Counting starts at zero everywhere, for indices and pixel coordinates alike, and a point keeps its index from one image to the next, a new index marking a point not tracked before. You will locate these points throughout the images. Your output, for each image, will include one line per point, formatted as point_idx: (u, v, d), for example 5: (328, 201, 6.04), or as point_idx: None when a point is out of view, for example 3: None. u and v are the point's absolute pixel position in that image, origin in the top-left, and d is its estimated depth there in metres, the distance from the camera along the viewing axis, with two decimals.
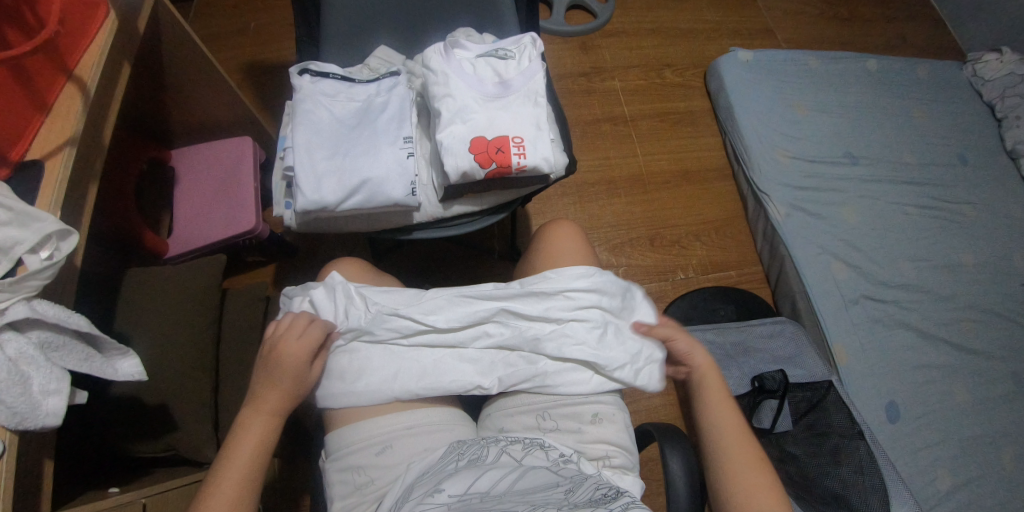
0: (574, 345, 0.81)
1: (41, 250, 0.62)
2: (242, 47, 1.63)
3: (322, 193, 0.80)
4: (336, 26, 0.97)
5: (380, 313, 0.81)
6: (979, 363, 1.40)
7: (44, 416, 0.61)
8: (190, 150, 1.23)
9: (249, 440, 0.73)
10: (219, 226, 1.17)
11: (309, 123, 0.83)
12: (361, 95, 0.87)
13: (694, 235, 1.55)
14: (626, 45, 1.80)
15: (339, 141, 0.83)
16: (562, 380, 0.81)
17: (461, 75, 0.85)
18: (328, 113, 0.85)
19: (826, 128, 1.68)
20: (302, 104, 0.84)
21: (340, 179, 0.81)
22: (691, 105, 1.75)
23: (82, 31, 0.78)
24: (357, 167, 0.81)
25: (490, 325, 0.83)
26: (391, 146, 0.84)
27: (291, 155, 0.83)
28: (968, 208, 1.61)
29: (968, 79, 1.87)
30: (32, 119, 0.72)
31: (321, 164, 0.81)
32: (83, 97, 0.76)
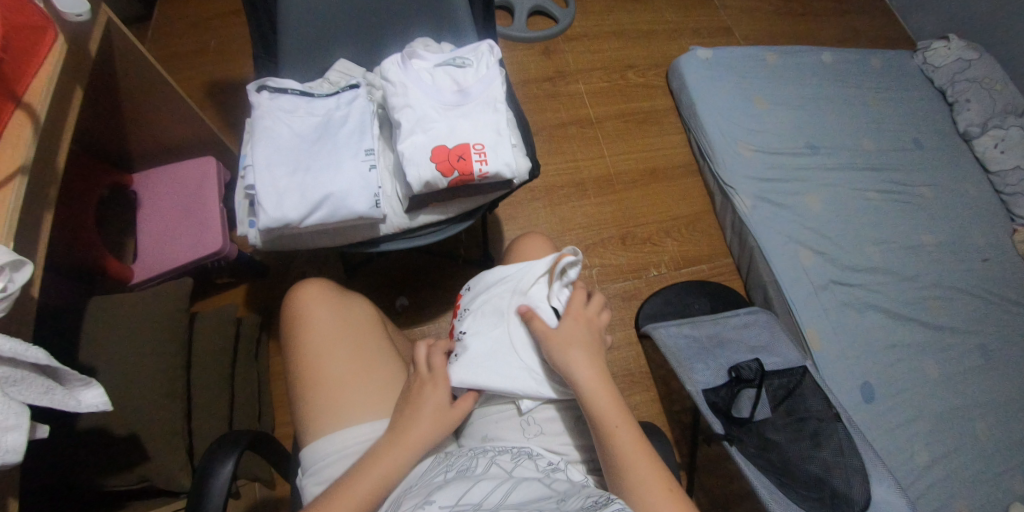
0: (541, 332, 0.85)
1: None
2: (202, 67, 1.62)
3: (285, 210, 0.79)
4: (294, 41, 0.96)
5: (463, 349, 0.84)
6: (947, 339, 1.44)
7: (4, 453, 0.59)
8: (152, 174, 1.21)
9: (363, 486, 0.73)
10: (185, 249, 1.15)
11: (268, 139, 0.82)
12: (322, 109, 0.87)
13: (664, 232, 1.57)
14: (589, 48, 1.82)
15: (300, 157, 0.82)
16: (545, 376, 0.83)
17: (419, 86, 0.85)
18: (288, 128, 0.84)
19: (786, 120, 1.72)
20: (261, 121, 0.83)
21: (302, 195, 0.80)
22: (655, 104, 1.77)
23: (29, 57, 0.76)
24: (319, 183, 0.81)
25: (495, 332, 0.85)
26: (353, 159, 0.83)
27: (251, 172, 0.81)
28: (926, 191, 1.66)
29: (919, 67, 1.93)
30: None
31: (283, 181, 0.80)
32: (33, 124, 0.74)
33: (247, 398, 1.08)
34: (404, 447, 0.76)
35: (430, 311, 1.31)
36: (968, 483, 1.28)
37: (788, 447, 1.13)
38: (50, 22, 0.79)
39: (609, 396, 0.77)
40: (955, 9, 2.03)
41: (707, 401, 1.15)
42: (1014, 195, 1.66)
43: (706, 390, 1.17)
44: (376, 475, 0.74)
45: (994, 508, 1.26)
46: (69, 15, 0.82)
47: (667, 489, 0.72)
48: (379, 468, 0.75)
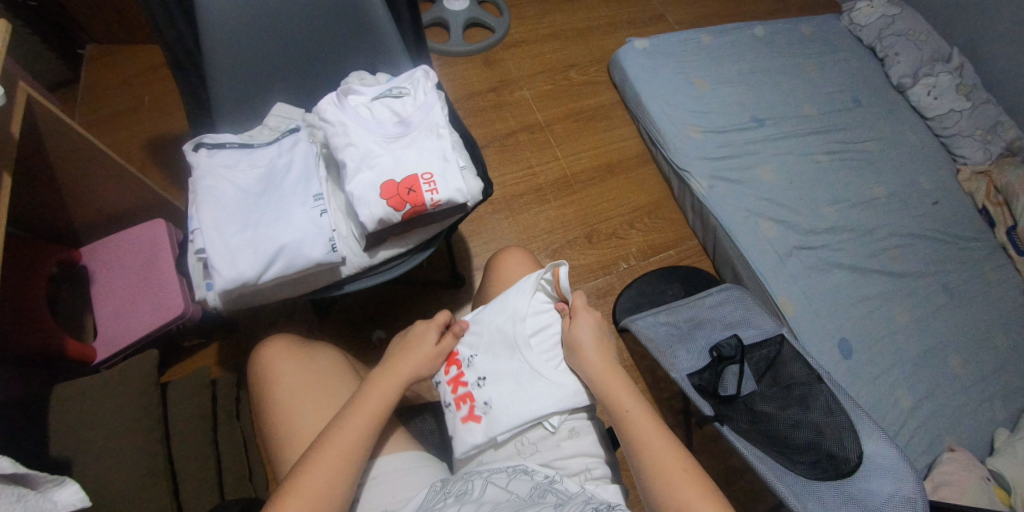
0: (553, 349, 0.86)
1: None
2: (140, 125, 1.58)
3: (240, 269, 0.77)
4: (229, 93, 0.94)
5: (485, 390, 0.84)
6: (911, 284, 1.49)
7: None
8: (100, 244, 1.18)
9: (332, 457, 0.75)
10: (146, 318, 1.12)
11: (213, 198, 0.81)
12: (263, 159, 0.85)
13: (629, 224, 1.58)
14: (528, 54, 1.84)
15: (249, 212, 0.81)
16: (569, 386, 0.84)
17: (359, 122, 0.84)
18: (231, 184, 0.82)
19: (728, 97, 1.76)
20: (202, 180, 0.81)
21: (256, 251, 0.78)
22: (601, 100, 1.80)
23: None
24: (271, 235, 0.79)
25: (511, 364, 0.84)
26: (303, 207, 0.82)
27: (200, 236, 0.79)
28: (870, 145, 1.72)
29: (846, 27, 2.00)
30: None
31: (234, 239, 0.79)
32: None
33: (233, 460, 1.05)
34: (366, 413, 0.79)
35: None
36: (952, 419, 1.32)
37: (779, 416, 1.14)
38: None
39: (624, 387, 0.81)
40: None
41: (693, 385, 1.17)
42: (952, 136, 1.72)
43: (689, 375, 1.19)
44: (357, 424, 0.78)
45: (978, 438, 1.31)
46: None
47: (686, 469, 0.75)
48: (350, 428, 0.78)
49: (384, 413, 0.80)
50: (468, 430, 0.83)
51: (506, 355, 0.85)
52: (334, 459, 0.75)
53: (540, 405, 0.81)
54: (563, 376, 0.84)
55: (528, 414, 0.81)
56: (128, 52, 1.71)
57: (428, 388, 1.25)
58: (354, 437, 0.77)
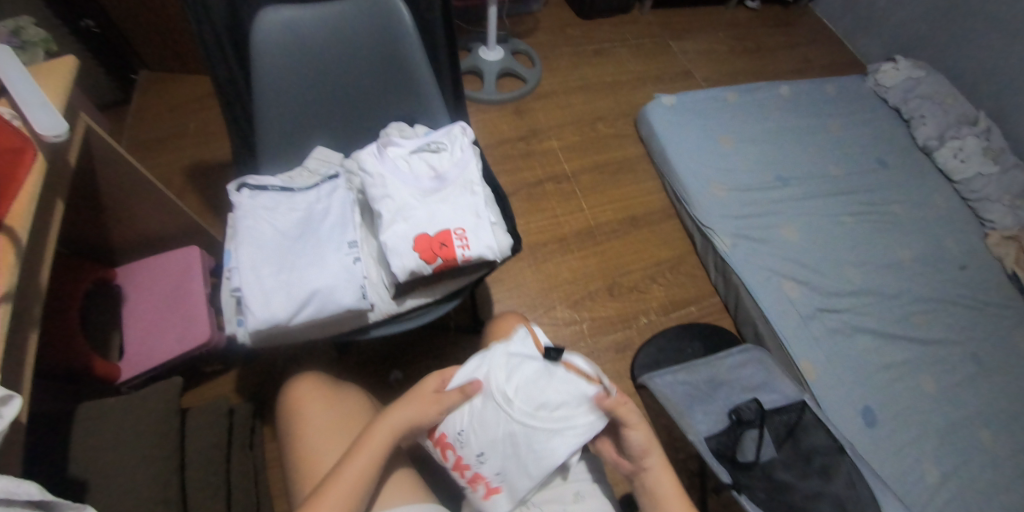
0: (539, 397, 0.84)
1: None
2: (181, 153, 1.64)
3: (272, 310, 0.79)
4: (273, 133, 0.96)
5: (487, 460, 0.85)
6: (938, 351, 1.46)
7: None
8: (136, 269, 1.21)
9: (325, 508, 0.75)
10: (173, 345, 1.14)
11: (252, 239, 0.83)
12: (302, 204, 0.88)
13: (651, 279, 1.58)
14: (557, 104, 1.89)
15: (285, 255, 0.83)
16: (569, 431, 0.83)
17: (397, 174, 0.87)
18: (271, 227, 0.85)
19: (754, 156, 1.77)
20: (243, 221, 0.84)
21: (288, 293, 0.80)
22: (627, 153, 1.83)
23: (10, 180, 0.75)
24: (305, 279, 0.81)
25: (499, 430, 0.84)
26: (336, 253, 0.84)
27: (237, 275, 0.82)
28: (896, 207, 1.71)
29: (871, 88, 2.01)
30: None
31: (269, 280, 0.81)
32: (14, 250, 0.72)
33: (245, 492, 1.05)
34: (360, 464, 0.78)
35: None
36: (982, 498, 1.27)
37: (799, 485, 1.11)
38: (29, 142, 0.77)
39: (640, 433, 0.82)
40: (895, 32, 2.15)
41: (711, 448, 1.15)
42: (980, 201, 1.71)
43: (708, 438, 1.17)
44: (349, 475, 0.77)
45: None
46: (51, 136, 0.81)
47: None
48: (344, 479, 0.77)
49: (382, 455, 0.80)
50: (488, 503, 0.86)
51: (491, 420, 0.84)
52: None
53: (546, 462, 0.83)
54: (557, 423, 0.83)
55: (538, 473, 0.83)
56: (176, 84, 1.79)
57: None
58: (347, 487, 0.77)
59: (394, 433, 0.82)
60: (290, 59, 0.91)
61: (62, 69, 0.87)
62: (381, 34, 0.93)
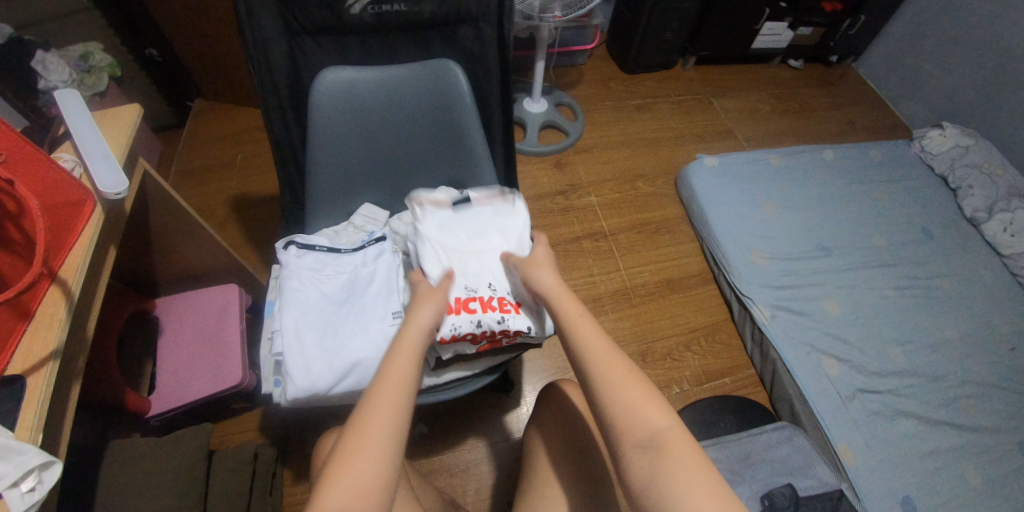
0: (479, 220, 0.90)
1: (22, 483, 0.63)
2: (228, 183, 1.68)
3: (313, 380, 0.80)
4: (323, 186, 0.97)
5: (492, 288, 0.86)
6: (985, 440, 1.38)
7: None
8: (175, 303, 1.23)
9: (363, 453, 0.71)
10: (204, 383, 1.14)
11: (296, 302, 0.84)
12: (348, 266, 0.89)
13: (685, 346, 1.55)
14: (598, 159, 1.90)
15: (328, 321, 0.84)
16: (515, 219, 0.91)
17: (445, 249, 0.87)
18: (315, 290, 0.86)
19: (797, 222, 1.74)
20: (288, 281, 0.85)
21: (330, 363, 0.81)
22: (666, 213, 1.81)
23: (66, 233, 0.77)
24: (347, 350, 0.82)
25: (475, 261, 0.87)
26: (380, 323, 0.85)
27: (279, 338, 0.83)
28: (942, 282, 1.65)
29: (917, 154, 1.97)
30: (13, 331, 0.71)
31: (311, 348, 0.82)
32: (66, 303, 0.74)
33: None
34: (385, 398, 0.74)
35: (450, 437, 1.28)
36: None
37: None
38: (90, 195, 0.79)
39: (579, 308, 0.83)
40: (944, 98, 2.11)
41: None
42: None
43: None
44: (380, 414, 0.73)
45: None
46: (109, 191, 0.80)
47: (680, 436, 0.73)
48: (376, 416, 0.73)
49: (407, 388, 0.75)
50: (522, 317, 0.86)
51: (467, 261, 0.87)
52: (362, 465, 0.70)
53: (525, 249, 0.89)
54: (507, 226, 0.90)
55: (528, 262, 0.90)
56: (228, 117, 1.85)
57: (463, 497, 1.22)
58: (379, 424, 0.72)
59: (401, 395, 0.75)
60: (346, 119, 0.93)
61: (127, 116, 0.90)
62: (437, 99, 0.95)
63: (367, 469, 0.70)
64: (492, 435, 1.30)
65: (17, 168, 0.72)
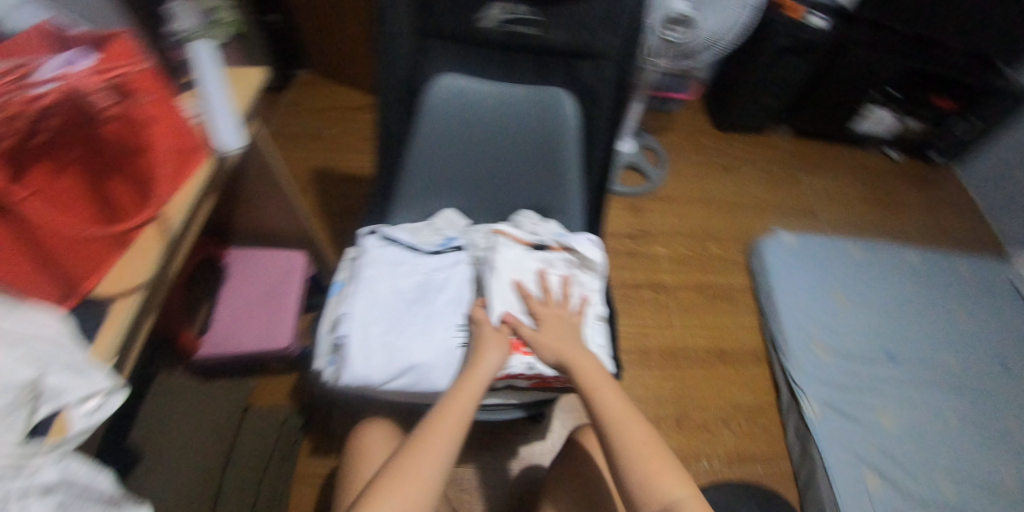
0: (557, 268, 0.90)
1: (88, 401, 0.55)
2: (316, 155, 1.75)
3: (368, 370, 0.80)
4: (415, 183, 1.01)
5: None
6: None
7: None
8: (245, 255, 1.28)
9: (421, 459, 0.71)
10: (253, 337, 1.18)
11: (369, 290, 0.86)
12: (424, 267, 0.90)
13: (723, 421, 1.49)
14: (674, 211, 1.88)
15: (395, 316, 0.84)
16: (590, 273, 0.92)
17: (519, 288, 0.86)
18: (390, 282, 0.87)
19: (868, 323, 1.66)
20: (366, 267, 0.88)
21: (388, 359, 0.81)
22: (732, 281, 1.76)
23: (179, 175, 0.78)
24: (407, 349, 0.82)
25: (548, 302, 0.85)
26: (445, 331, 0.84)
27: (345, 321, 0.83)
28: (1013, 423, 1.53)
29: (1010, 281, 1.85)
30: (109, 254, 0.70)
31: (374, 339, 0.82)
32: (161, 241, 0.74)
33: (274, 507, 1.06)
34: (453, 413, 0.75)
35: (468, 453, 1.28)
36: None
37: None
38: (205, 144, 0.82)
39: (599, 371, 0.78)
40: None
41: None
42: None
43: None
44: (447, 425, 0.74)
45: None
46: (224, 150, 0.84)
47: None
48: (443, 426, 0.73)
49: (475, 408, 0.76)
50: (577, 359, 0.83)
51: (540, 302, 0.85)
52: (419, 468, 0.70)
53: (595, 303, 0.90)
54: (581, 277, 0.91)
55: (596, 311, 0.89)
56: (328, 93, 1.92)
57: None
58: (446, 432, 0.73)
59: (456, 430, 0.74)
60: (454, 126, 0.96)
61: (251, 78, 0.94)
62: (545, 125, 0.96)
63: (421, 475, 0.70)
64: (510, 462, 1.28)
65: (161, 107, 0.73)
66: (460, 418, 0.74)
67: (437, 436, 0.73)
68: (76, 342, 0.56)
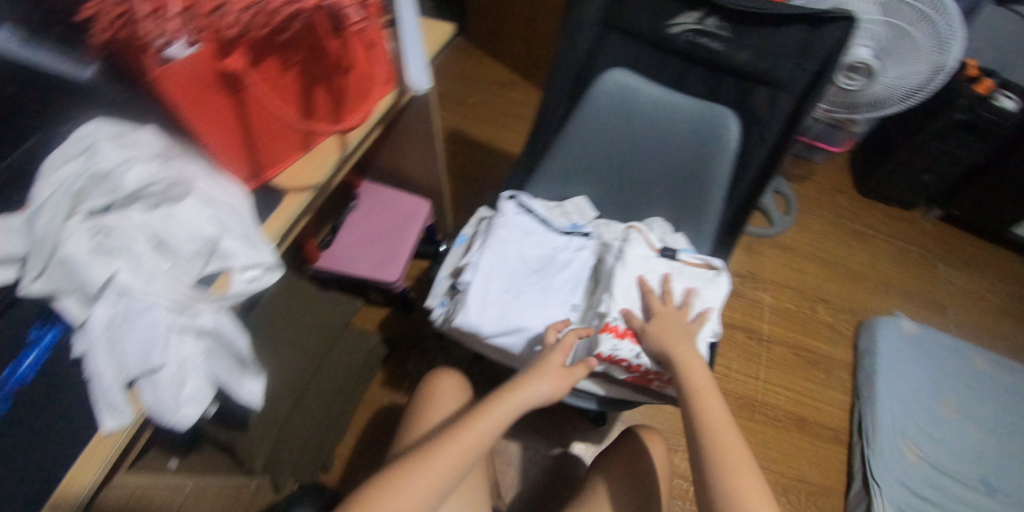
0: (681, 273, 0.87)
1: (248, 272, 0.62)
2: (461, 117, 1.84)
3: (480, 319, 0.84)
4: (556, 168, 1.05)
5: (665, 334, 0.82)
6: None
7: (179, 417, 0.53)
8: (378, 190, 1.36)
9: (434, 467, 0.72)
10: (365, 265, 1.26)
11: (497, 248, 0.89)
12: (550, 243, 0.93)
13: (783, 489, 1.43)
14: (792, 264, 1.79)
15: (515, 279, 0.88)
16: (717, 290, 0.86)
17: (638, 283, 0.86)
18: (517, 247, 0.91)
19: (974, 441, 1.50)
20: (499, 226, 0.91)
21: (502, 315, 0.85)
22: (834, 352, 1.65)
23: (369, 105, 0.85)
24: (520, 312, 0.86)
25: (662, 305, 0.84)
26: (558, 306, 0.88)
27: (469, 270, 0.88)
28: None
29: None
30: (294, 153, 0.78)
31: (492, 293, 0.86)
32: (335, 156, 0.82)
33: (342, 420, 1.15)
34: (477, 432, 0.75)
35: (524, 433, 1.31)
36: None
37: None
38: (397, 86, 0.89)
39: (705, 376, 0.78)
40: None
41: None
42: None
43: None
44: (467, 439, 0.74)
45: None
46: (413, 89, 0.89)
47: None
48: (463, 442, 0.74)
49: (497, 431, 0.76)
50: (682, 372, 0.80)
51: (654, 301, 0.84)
52: (428, 475, 0.71)
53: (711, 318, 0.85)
54: (705, 289, 0.86)
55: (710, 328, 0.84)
56: (485, 64, 2.00)
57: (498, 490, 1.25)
58: (465, 448, 0.74)
59: (476, 448, 0.75)
60: (616, 119, 0.98)
61: (443, 32, 0.99)
62: (705, 137, 0.94)
63: (429, 484, 0.71)
64: (561, 454, 1.29)
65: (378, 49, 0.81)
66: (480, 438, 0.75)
67: (455, 449, 0.73)
68: (253, 218, 0.63)
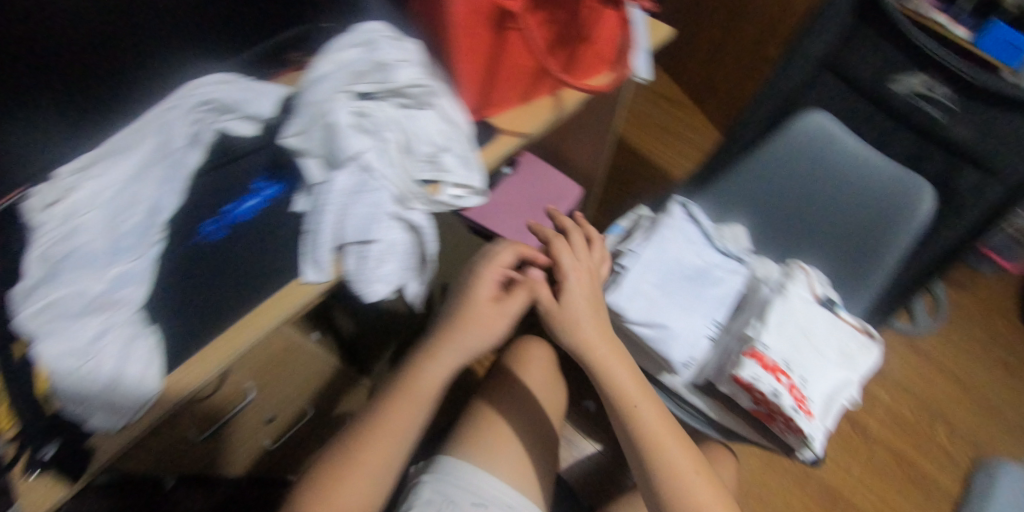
0: (838, 327, 0.83)
1: (456, 189, 0.72)
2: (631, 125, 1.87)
3: (627, 303, 0.85)
4: (730, 192, 1.04)
5: (806, 376, 0.78)
6: None
7: (372, 290, 0.64)
8: (538, 162, 1.41)
9: (367, 456, 0.73)
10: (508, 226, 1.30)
11: (659, 246, 0.91)
12: (708, 257, 0.93)
13: None
14: (924, 372, 1.64)
15: (669, 280, 0.89)
16: (868, 358, 0.83)
17: (796, 317, 0.82)
18: (678, 251, 0.91)
19: None
20: (666, 226, 0.92)
21: (649, 307, 0.85)
22: (942, 478, 1.50)
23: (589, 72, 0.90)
24: (667, 312, 0.86)
25: (812, 348, 0.80)
26: (703, 319, 0.88)
27: (629, 256, 0.89)
28: None
29: None
30: (515, 99, 0.84)
31: (644, 285, 0.87)
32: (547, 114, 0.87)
33: None
34: (391, 418, 0.75)
35: None
36: None
37: None
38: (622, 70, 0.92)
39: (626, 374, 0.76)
40: None
41: None
42: None
43: None
44: (387, 426, 0.74)
45: None
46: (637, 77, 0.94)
47: None
48: (383, 429, 0.74)
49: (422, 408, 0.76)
50: (813, 423, 0.75)
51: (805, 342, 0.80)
52: (364, 470, 0.72)
53: (853, 382, 0.81)
54: (857, 351, 0.82)
55: (850, 391, 0.80)
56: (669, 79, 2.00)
57: None
58: (387, 434, 0.74)
59: (403, 426, 0.75)
60: (811, 159, 0.96)
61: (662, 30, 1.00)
62: (896, 205, 0.90)
63: (371, 464, 0.73)
64: None
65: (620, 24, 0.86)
66: (399, 416, 0.75)
67: (378, 438, 0.74)
68: (470, 144, 0.74)
